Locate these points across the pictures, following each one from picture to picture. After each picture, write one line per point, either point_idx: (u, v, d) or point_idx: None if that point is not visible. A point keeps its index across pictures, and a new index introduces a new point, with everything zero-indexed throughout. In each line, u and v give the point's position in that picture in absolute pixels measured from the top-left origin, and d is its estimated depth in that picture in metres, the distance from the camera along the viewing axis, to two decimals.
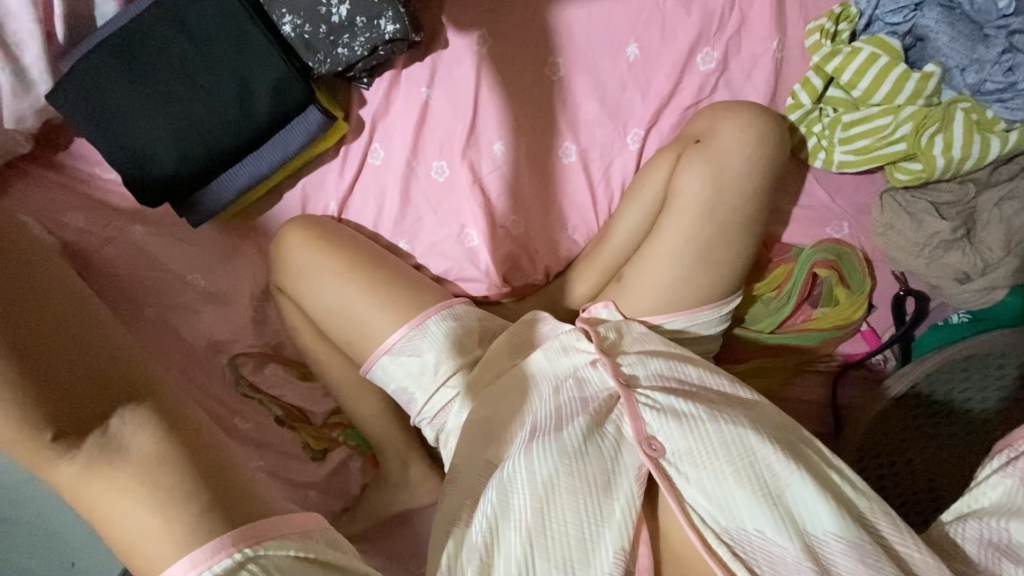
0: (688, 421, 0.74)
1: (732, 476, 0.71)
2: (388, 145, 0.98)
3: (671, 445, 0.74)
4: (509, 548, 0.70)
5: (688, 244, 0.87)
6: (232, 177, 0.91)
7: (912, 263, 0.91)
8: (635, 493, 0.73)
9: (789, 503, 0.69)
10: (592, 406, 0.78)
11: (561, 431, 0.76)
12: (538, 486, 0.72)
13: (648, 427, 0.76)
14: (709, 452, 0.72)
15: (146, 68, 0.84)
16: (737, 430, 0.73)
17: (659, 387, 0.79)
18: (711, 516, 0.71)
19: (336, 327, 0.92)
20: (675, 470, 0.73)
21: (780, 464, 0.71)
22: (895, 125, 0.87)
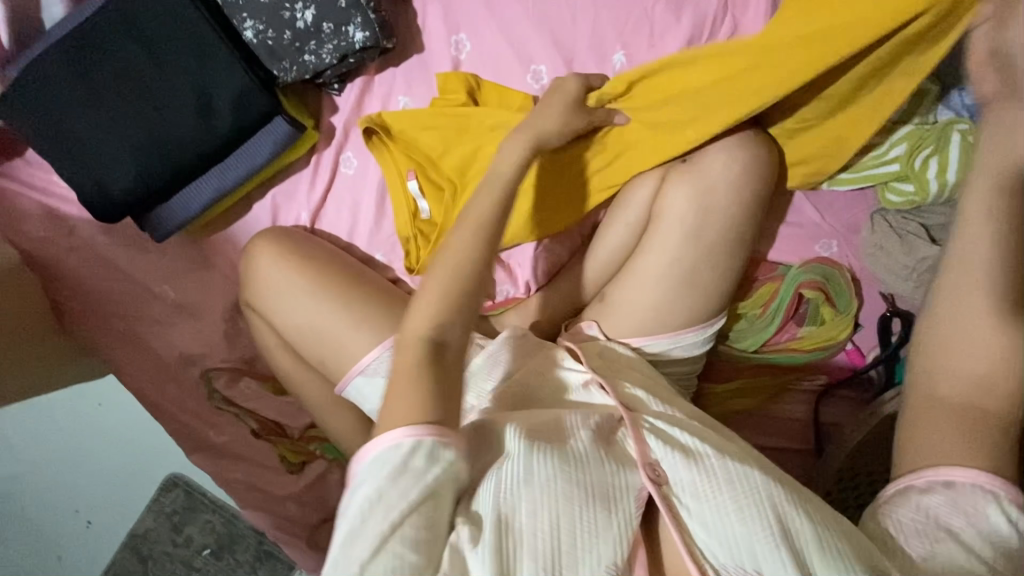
0: (694, 455, 0.70)
1: (736, 512, 0.66)
2: (361, 154, 0.94)
3: (676, 474, 0.70)
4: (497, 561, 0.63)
5: (670, 267, 0.84)
6: (194, 191, 0.86)
7: (900, 285, 0.90)
8: (632, 513, 0.68)
9: (798, 547, 0.63)
10: (596, 425, 0.75)
11: (568, 444, 0.72)
12: (534, 491, 0.67)
13: (653, 452, 0.72)
14: (714, 485, 0.68)
15: (100, 78, 0.79)
16: (745, 468, 0.69)
17: (662, 416, 0.76)
18: (711, 553, 0.66)
19: (307, 346, 0.89)
20: (678, 500, 0.69)
21: (790, 505, 0.66)
22: (888, 144, 0.84)
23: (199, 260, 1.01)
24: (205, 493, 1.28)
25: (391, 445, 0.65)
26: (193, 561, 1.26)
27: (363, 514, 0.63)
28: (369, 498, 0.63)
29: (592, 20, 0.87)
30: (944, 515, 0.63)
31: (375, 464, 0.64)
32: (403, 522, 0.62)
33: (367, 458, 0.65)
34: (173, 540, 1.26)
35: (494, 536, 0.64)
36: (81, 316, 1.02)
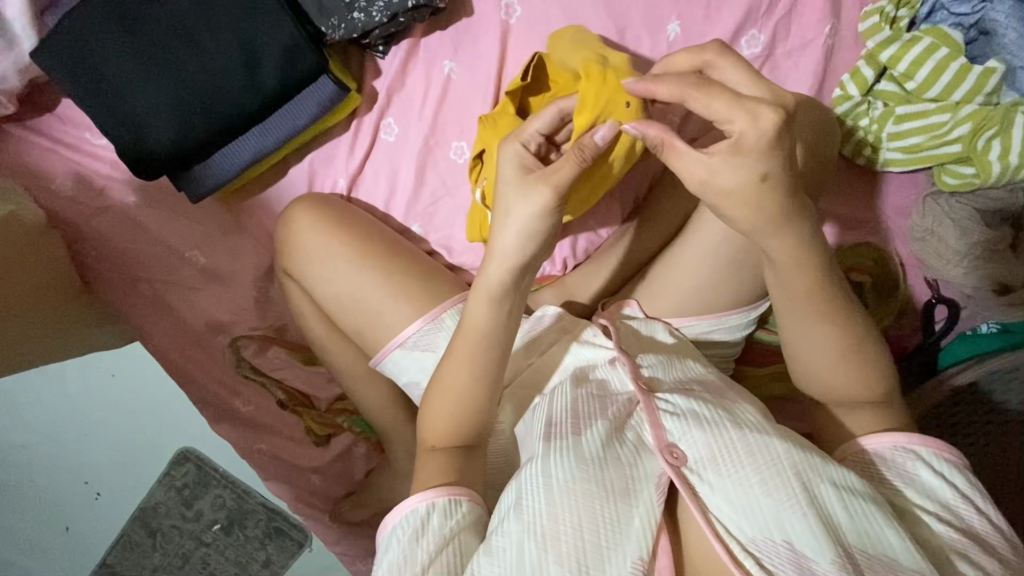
0: (709, 426, 0.68)
1: (760, 484, 0.64)
2: (403, 121, 0.92)
3: (693, 452, 0.68)
4: (520, 550, 0.63)
5: (719, 245, 0.82)
6: (236, 151, 0.85)
7: (949, 271, 0.87)
8: (655, 502, 0.67)
9: (824, 514, 0.63)
10: (611, 409, 0.73)
11: (580, 436, 0.70)
12: (553, 488, 0.66)
13: (670, 435, 0.69)
14: (734, 459, 0.66)
15: (144, 28, 0.77)
16: (763, 437, 0.67)
17: (678, 391, 0.74)
18: (737, 527, 0.64)
19: (343, 315, 0.87)
20: (698, 478, 0.67)
21: (813, 473, 0.65)
22: (952, 124, 0.80)
23: (232, 225, 0.99)
24: (217, 469, 1.23)
25: (430, 492, 0.68)
26: (204, 536, 1.24)
27: (407, 552, 0.65)
28: (408, 550, 0.65)
29: None
30: (905, 468, 0.68)
31: (413, 511, 0.68)
32: (444, 552, 0.65)
33: (402, 514, 0.68)
34: (184, 514, 1.23)
35: (516, 535, 0.63)
36: (108, 279, 1.00)
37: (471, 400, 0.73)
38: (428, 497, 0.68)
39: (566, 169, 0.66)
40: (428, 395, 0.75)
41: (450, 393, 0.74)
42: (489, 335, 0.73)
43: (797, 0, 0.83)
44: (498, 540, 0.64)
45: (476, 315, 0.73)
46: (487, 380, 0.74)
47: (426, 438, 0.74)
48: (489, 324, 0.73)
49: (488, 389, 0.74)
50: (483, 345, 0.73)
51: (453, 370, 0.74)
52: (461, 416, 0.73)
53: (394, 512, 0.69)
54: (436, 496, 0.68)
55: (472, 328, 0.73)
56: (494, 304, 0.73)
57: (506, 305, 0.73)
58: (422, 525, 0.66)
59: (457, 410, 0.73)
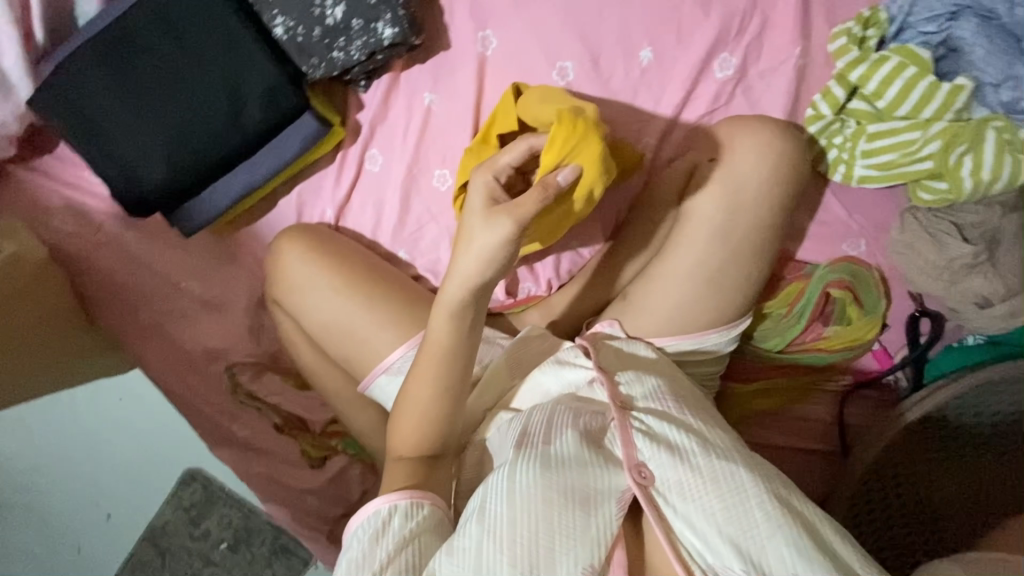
0: (678, 452, 0.70)
1: (721, 512, 0.66)
2: (387, 151, 0.94)
3: (662, 474, 0.69)
4: (477, 558, 0.65)
5: (697, 267, 0.83)
6: (228, 185, 0.87)
7: (931, 285, 0.87)
8: (614, 516, 0.68)
9: (780, 545, 0.64)
10: (583, 421, 0.75)
11: (550, 445, 0.72)
12: (516, 494, 0.68)
13: (640, 454, 0.71)
14: (699, 485, 0.68)
15: (132, 74, 0.80)
16: (729, 466, 0.69)
17: (654, 411, 0.75)
18: (698, 553, 0.66)
19: (331, 342, 0.90)
20: (663, 501, 0.68)
21: (773, 505, 0.66)
22: (922, 141, 0.81)
23: (225, 254, 1.02)
24: (223, 488, 1.21)
25: (393, 495, 0.71)
26: (211, 555, 1.22)
27: (366, 551, 0.68)
28: (368, 548, 0.68)
29: (620, 17, 0.86)
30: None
31: (376, 513, 0.71)
32: (403, 552, 0.67)
33: (366, 516, 0.71)
34: (191, 533, 1.21)
35: (476, 536, 0.66)
36: (108, 311, 1.03)
37: (436, 412, 0.77)
38: (390, 499, 0.71)
39: (527, 208, 0.70)
40: (397, 409, 0.79)
41: (415, 406, 0.77)
42: (449, 351, 0.76)
43: (766, 23, 0.85)
44: (460, 540, 0.67)
45: (437, 332, 0.76)
46: (450, 394, 0.77)
47: (397, 448, 0.78)
48: (448, 339, 0.76)
49: (451, 402, 0.77)
50: (443, 360, 0.76)
51: (417, 385, 0.77)
52: (426, 428, 0.77)
53: (359, 514, 0.72)
54: (398, 499, 0.71)
55: (434, 343, 0.76)
56: (453, 321, 0.76)
57: (465, 322, 0.76)
58: (382, 527, 0.69)
59: (423, 421, 0.77)
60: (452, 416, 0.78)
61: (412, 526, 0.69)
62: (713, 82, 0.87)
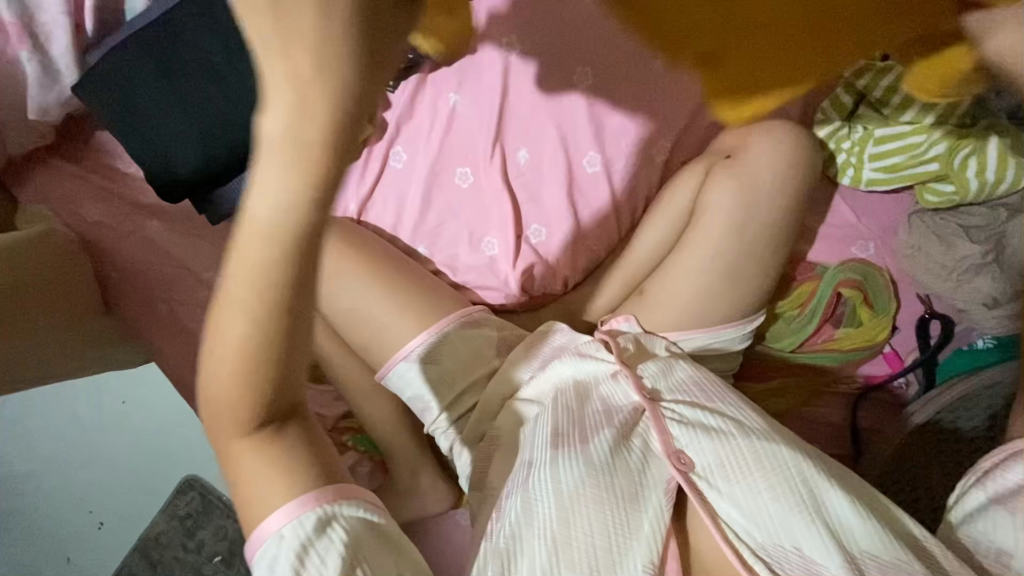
0: (718, 435, 0.70)
1: (767, 490, 0.66)
2: (411, 149, 0.98)
3: (702, 459, 0.69)
4: (532, 555, 0.65)
5: (712, 262, 0.85)
6: (251, 176, 0.89)
7: (939, 286, 0.90)
8: (664, 507, 0.68)
9: (830, 522, 0.64)
10: (617, 418, 0.75)
11: (588, 444, 0.72)
12: (563, 494, 0.68)
13: (677, 441, 0.71)
14: (741, 464, 0.68)
15: (174, 65, 0.84)
16: (770, 445, 0.68)
17: (682, 401, 0.75)
18: (746, 532, 0.65)
19: (352, 332, 0.90)
20: (706, 484, 0.68)
21: (820, 478, 0.66)
22: (929, 143, 0.84)
23: None
24: (221, 497, 1.19)
25: (292, 510, 0.53)
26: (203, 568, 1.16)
27: None
28: None
29: None
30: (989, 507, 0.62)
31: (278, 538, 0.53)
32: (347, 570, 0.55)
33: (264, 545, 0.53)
34: (185, 546, 1.17)
35: (528, 541, 0.66)
36: (126, 301, 1.03)
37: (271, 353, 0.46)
38: (288, 512, 0.53)
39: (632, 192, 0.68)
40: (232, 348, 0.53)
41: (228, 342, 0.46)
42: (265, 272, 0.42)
43: None
44: (510, 546, 0.66)
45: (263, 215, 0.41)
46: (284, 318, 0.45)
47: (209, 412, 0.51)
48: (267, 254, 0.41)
49: (286, 332, 0.45)
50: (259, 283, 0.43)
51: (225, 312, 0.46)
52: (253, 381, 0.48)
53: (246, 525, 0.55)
54: (303, 511, 0.53)
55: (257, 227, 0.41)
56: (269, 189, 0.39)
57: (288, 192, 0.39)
58: (301, 552, 0.54)
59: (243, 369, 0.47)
60: (291, 348, 0.47)
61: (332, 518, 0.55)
62: None
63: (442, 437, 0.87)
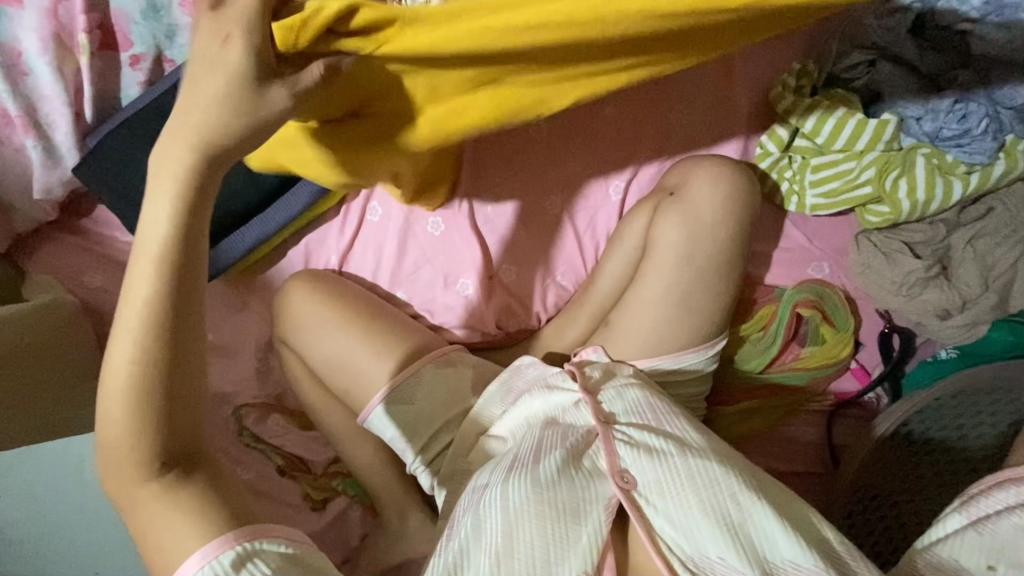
0: (657, 454, 0.74)
1: (698, 505, 0.70)
2: (385, 202, 1.04)
3: (643, 477, 0.73)
4: (476, 569, 0.68)
5: (669, 291, 0.89)
6: (237, 240, 0.99)
7: (892, 300, 0.93)
8: (603, 521, 0.71)
9: (755, 535, 0.68)
10: (570, 439, 0.78)
11: (538, 463, 0.76)
12: (510, 510, 0.71)
13: (622, 461, 0.75)
14: (677, 483, 0.72)
15: None
16: (704, 462, 0.73)
17: (635, 424, 0.79)
18: (677, 545, 0.69)
19: (334, 377, 0.95)
20: (645, 501, 0.72)
21: (748, 495, 0.70)
22: (859, 169, 0.91)
23: (237, 302, 1.09)
24: None
25: (210, 551, 0.57)
26: None
27: None
28: None
29: None
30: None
31: None
32: None
33: None
34: None
35: (473, 555, 0.69)
36: None
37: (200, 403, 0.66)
38: (203, 554, 0.57)
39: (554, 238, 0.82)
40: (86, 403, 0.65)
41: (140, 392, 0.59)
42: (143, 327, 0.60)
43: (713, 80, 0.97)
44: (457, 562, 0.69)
45: (137, 280, 0.61)
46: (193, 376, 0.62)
47: (115, 459, 0.60)
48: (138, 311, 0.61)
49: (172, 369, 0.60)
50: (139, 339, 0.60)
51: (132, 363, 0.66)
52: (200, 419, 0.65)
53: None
54: (219, 552, 0.57)
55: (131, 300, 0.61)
56: (150, 268, 0.61)
57: (187, 276, 0.62)
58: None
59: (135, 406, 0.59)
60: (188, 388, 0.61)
61: (251, 543, 0.58)
62: (673, 130, 0.99)
63: (423, 475, 0.90)
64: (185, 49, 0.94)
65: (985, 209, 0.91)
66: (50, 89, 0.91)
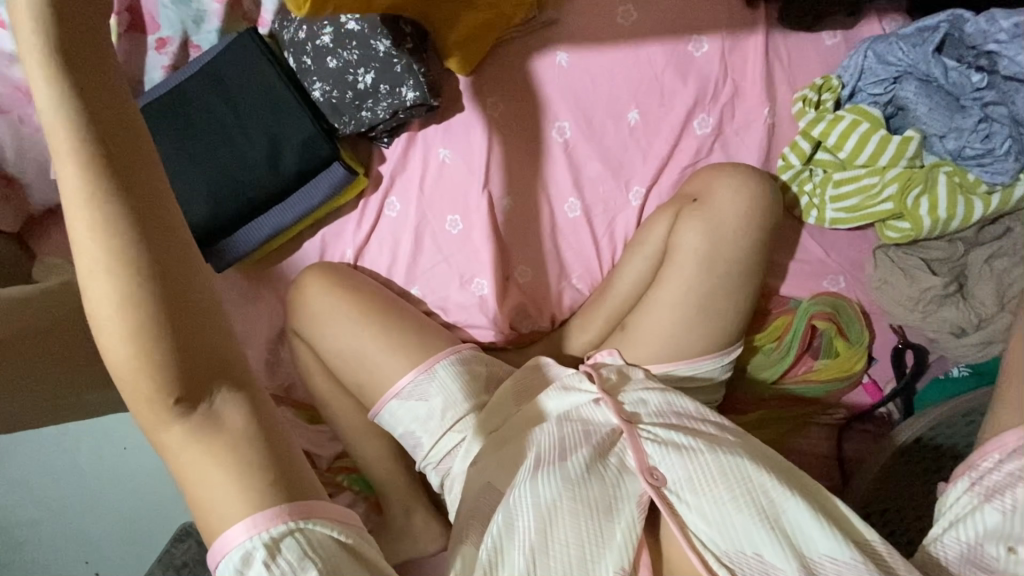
0: (687, 451, 0.74)
1: (731, 501, 0.70)
2: (404, 198, 1.04)
3: (673, 474, 0.74)
4: (512, 566, 0.67)
5: (689, 301, 0.89)
6: (256, 228, 0.98)
7: (907, 316, 0.94)
8: (635, 519, 0.72)
9: (789, 531, 0.68)
10: (594, 437, 0.78)
11: (566, 460, 0.75)
12: (542, 506, 0.71)
13: (650, 458, 0.76)
14: (708, 478, 0.72)
15: (191, 130, 0.93)
16: (733, 457, 0.73)
17: (661, 423, 0.79)
18: (712, 541, 0.70)
19: (347, 369, 0.95)
20: (676, 498, 0.72)
21: (779, 490, 0.70)
22: (882, 185, 0.91)
23: (248, 292, 1.08)
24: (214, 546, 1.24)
25: (260, 521, 0.50)
26: None
27: None
28: None
29: (612, 84, 0.99)
30: (999, 480, 0.62)
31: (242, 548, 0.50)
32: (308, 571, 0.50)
33: (228, 555, 0.50)
34: None
35: (508, 550, 0.68)
36: None
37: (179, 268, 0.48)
38: (253, 522, 0.50)
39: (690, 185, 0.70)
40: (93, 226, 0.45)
41: (80, 261, 0.45)
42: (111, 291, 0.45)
43: (737, 90, 0.98)
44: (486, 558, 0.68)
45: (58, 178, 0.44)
46: (174, 264, 0.47)
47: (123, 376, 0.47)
48: (68, 113, 0.44)
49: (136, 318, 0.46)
50: (67, 124, 0.44)
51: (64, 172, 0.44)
52: (152, 259, 0.46)
53: (205, 525, 0.52)
54: (271, 524, 0.51)
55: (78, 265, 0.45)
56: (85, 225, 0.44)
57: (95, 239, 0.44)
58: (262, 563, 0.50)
59: (154, 285, 0.46)
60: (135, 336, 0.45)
61: (300, 521, 0.52)
62: (696, 138, 0.99)
63: (433, 471, 0.90)
64: (211, 35, 0.96)
65: (1002, 229, 0.91)
66: None
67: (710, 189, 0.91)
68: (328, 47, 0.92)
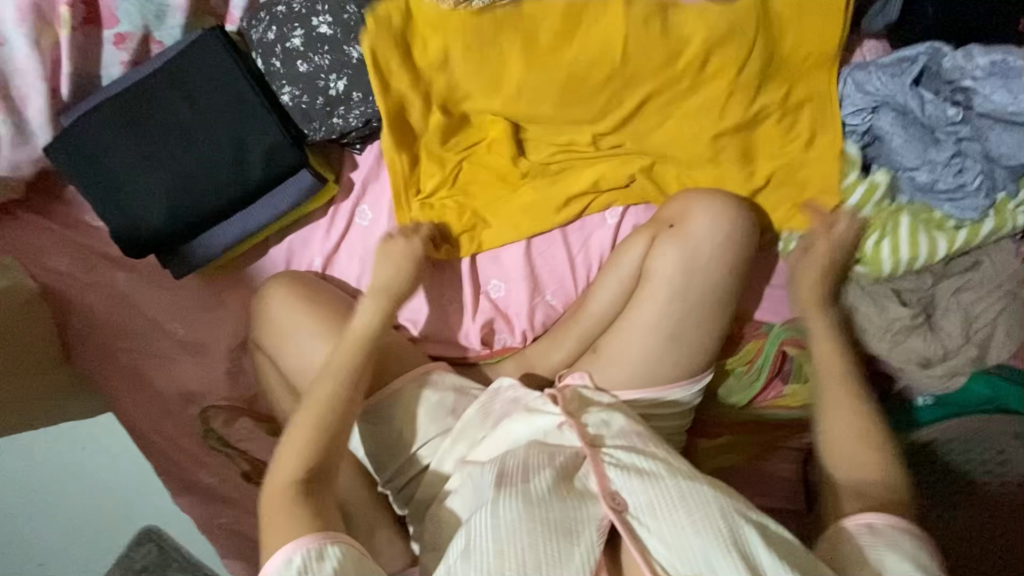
0: (649, 476, 0.74)
1: (692, 527, 0.69)
2: (376, 206, 1.01)
3: (635, 499, 0.73)
4: None
5: (660, 327, 0.88)
6: (220, 234, 0.94)
7: (877, 345, 0.93)
8: (595, 542, 0.71)
9: (749, 558, 0.67)
10: (558, 459, 0.78)
11: (528, 482, 0.74)
12: (500, 529, 0.70)
13: (613, 483, 0.75)
14: (669, 503, 0.71)
15: (150, 130, 0.89)
16: (694, 483, 0.73)
17: (623, 447, 0.79)
18: (673, 568, 0.69)
19: (309, 385, 0.92)
20: (638, 523, 0.72)
21: (739, 516, 0.70)
22: (852, 224, 0.92)
23: (210, 298, 1.04)
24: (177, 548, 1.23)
25: (303, 540, 0.69)
26: None
27: None
28: None
29: None
30: None
31: (287, 562, 0.67)
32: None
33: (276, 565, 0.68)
34: None
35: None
36: (86, 350, 1.05)
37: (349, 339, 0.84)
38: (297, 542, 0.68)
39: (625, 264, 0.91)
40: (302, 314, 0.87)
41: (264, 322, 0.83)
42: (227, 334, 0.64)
43: None
44: None
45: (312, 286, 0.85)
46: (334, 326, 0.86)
47: None
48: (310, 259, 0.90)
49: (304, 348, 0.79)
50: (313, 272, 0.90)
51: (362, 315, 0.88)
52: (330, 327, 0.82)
53: None
54: (307, 544, 0.68)
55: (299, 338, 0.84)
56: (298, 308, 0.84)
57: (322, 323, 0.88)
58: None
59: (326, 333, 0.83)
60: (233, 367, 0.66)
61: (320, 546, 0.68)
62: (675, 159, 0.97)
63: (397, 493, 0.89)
64: (175, 30, 0.91)
65: (971, 262, 0.92)
66: (28, 62, 0.85)
67: (686, 215, 0.89)
68: (298, 50, 0.89)
